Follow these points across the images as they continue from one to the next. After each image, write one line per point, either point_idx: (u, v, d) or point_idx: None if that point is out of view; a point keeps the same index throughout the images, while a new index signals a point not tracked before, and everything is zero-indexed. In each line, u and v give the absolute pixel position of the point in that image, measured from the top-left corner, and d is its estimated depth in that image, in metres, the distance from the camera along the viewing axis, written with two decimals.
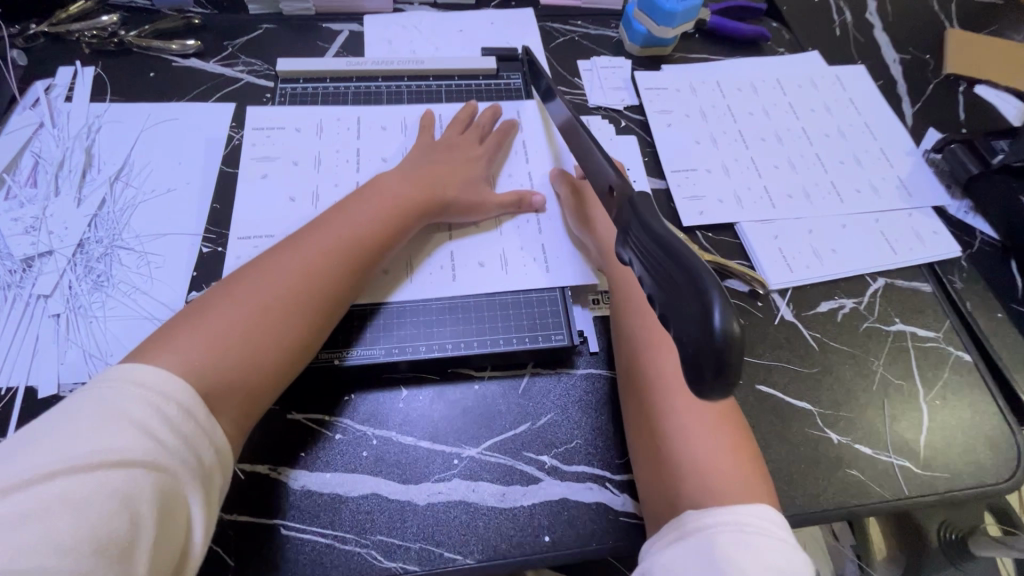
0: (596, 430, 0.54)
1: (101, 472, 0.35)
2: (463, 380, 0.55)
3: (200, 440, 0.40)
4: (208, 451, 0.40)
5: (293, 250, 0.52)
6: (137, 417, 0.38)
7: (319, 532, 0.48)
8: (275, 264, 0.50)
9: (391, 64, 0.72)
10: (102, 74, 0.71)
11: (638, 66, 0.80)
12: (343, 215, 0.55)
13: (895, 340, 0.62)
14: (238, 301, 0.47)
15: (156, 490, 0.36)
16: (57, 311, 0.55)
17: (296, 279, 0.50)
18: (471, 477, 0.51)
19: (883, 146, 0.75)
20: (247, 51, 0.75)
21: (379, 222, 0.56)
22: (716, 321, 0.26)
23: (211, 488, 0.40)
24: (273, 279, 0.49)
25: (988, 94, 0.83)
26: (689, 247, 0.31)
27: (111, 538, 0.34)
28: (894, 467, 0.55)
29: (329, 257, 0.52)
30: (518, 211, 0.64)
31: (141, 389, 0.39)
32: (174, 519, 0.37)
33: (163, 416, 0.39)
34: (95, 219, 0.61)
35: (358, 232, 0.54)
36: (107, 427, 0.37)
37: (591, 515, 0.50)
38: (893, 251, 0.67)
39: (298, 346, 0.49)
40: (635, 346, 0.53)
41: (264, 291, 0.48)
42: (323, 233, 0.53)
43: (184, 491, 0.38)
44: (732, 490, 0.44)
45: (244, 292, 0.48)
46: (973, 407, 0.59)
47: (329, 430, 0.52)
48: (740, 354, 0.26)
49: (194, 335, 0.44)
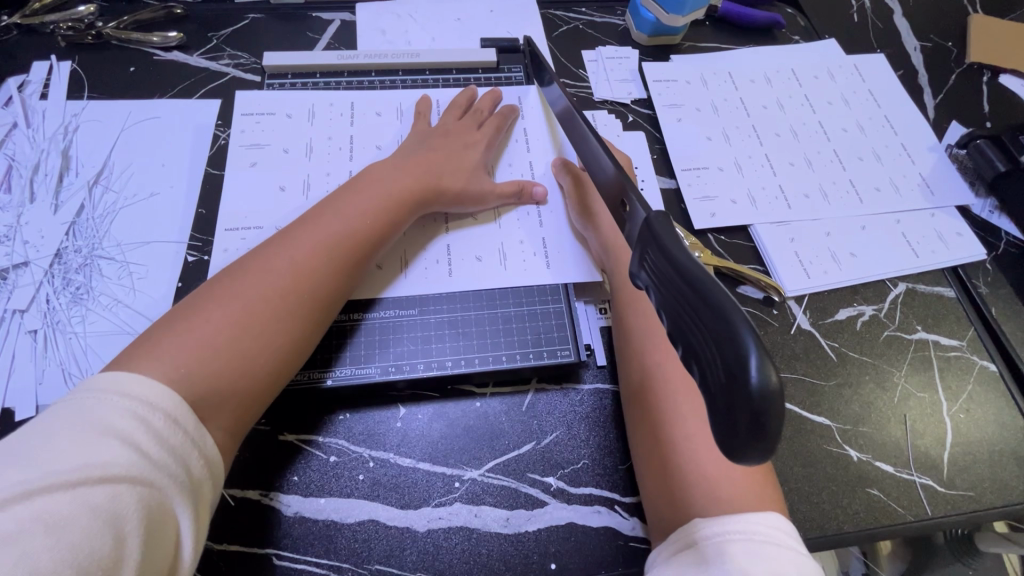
0: (603, 450, 0.51)
1: (80, 487, 0.32)
2: (463, 397, 0.53)
3: (189, 452, 0.37)
4: (198, 462, 0.38)
5: (282, 246, 0.48)
6: (120, 429, 0.35)
7: (314, 562, 0.46)
8: (265, 261, 0.47)
9: (385, 57, 0.68)
10: (78, 69, 0.67)
11: (646, 56, 0.76)
12: (334, 208, 0.52)
13: (917, 349, 0.59)
14: (225, 303, 0.44)
15: (142, 506, 0.33)
16: (34, 327, 0.53)
17: (288, 278, 0.47)
18: (474, 501, 0.48)
19: (904, 142, 0.72)
20: (232, 43, 0.71)
21: (373, 214, 0.52)
22: (753, 376, 0.25)
23: (201, 502, 0.38)
24: (263, 278, 0.46)
25: (1013, 85, 0.79)
26: (714, 276, 0.29)
27: (93, 559, 0.31)
28: (917, 486, 0.53)
29: (322, 252, 0.49)
30: (519, 201, 0.61)
31: (124, 400, 0.36)
32: (160, 537, 0.34)
33: (148, 427, 0.36)
34: (73, 227, 0.58)
35: (351, 228, 0.51)
36: (87, 439, 0.34)
37: (600, 541, 0.48)
38: (915, 255, 0.64)
39: (293, 348, 0.46)
40: (639, 346, 0.51)
41: (255, 292, 0.45)
42: (314, 226, 0.50)
43: (172, 506, 0.35)
44: (739, 496, 0.41)
45: (232, 292, 0.45)
46: (997, 421, 0.57)
47: (322, 453, 0.49)
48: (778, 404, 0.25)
49: (180, 341, 0.41)
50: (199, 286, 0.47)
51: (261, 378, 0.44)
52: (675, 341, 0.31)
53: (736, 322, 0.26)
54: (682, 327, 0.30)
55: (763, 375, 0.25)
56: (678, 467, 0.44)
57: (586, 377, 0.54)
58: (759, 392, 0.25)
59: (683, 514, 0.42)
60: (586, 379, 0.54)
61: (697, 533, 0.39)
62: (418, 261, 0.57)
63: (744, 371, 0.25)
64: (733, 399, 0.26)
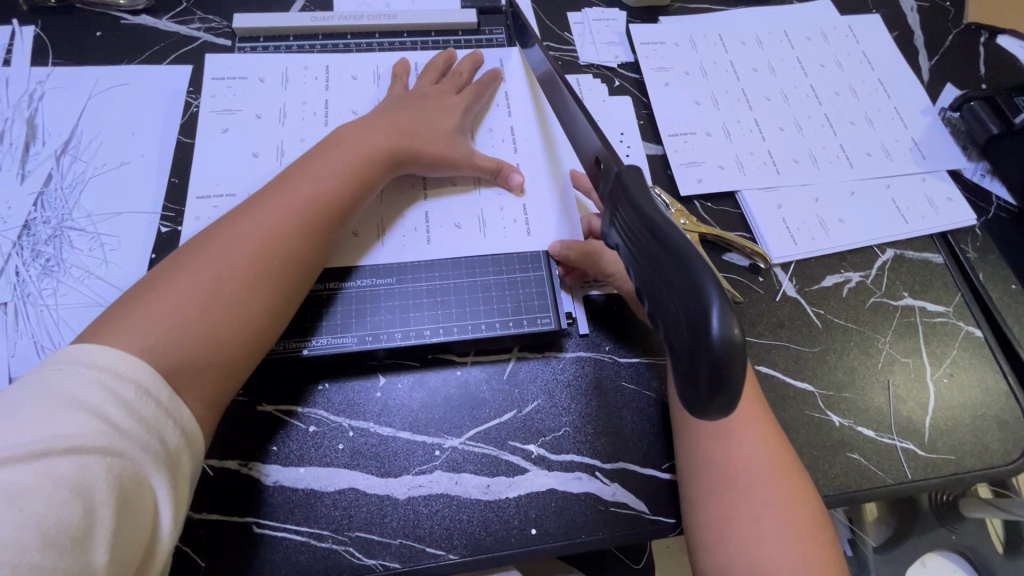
0: (585, 417, 0.51)
1: (47, 459, 0.32)
2: (443, 366, 0.52)
3: (164, 423, 0.36)
4: (175, 433, 0.37)
5: (250, 213, 0.47)
6: (87, 401, 0.34)
7: (294, 530, 0.46)
8: (234, 228, 0.46)
9: (360, 19, 0.66)
10: (41, 34, 0.64)
11: (633, 18, 0.73)
12: (304, 173, 0.50)
13: (903, 315, 0.59)
14: (194, 272, 0.43)
15: (112, 478, 0.33)
16: (4, 300, 0.51)
17: (260, 244, 0.45)
18: (454, 469, 0.48)
19: (897, 105, 0.70)
20: (203, 6, 0.68)
21: (345, 179, 0.51)
22: (715, 331, 0.25)
23: (180, 473, 0.37)
24: (232, 245, 0.45)
25: (1011, 46, 0.77)
26: (683, 232, 0.28)
27: (60, 530, 0.31)
28: (897, 450, 0.53)
29: (294, 217, 0.47)
30: (495, 181, 0.58)
31: (92, 370, 0.35)
32: (135, 508, 0.34)
33: (118, 398, 0.35)
34: (41, 197, 0.56)
35: (320, 193, 0.49)
36: (54, 411, 0.33)
37: (580, 506, 0.48)
38: (904, 221, 0.63)
39: (268, 315, 0.45)
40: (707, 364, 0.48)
41: (226, 259, 0.44)
42: (283, 192, 0.48)
43: (145, 477, 0.35)
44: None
45: (200, 261, 0.44)
46: (981, 385, 0.56)
47: (301, 423, 0.49)
48: (742, 359, 0.25)
49: (148, 311, 0.40)
50: (167, 256, 0.46)
51: (235, 346, 0.43)
52: (645, 301, 0.31)
53: (701, 276, 0.26)
54: (649, 284, 0.29)
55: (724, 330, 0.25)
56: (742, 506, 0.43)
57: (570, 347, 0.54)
58: (721, 346, 0.25)
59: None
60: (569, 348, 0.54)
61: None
62: (392, 229, 0.55)
63: (705, 326, 0.25)
64: (695, 354, 0.25)
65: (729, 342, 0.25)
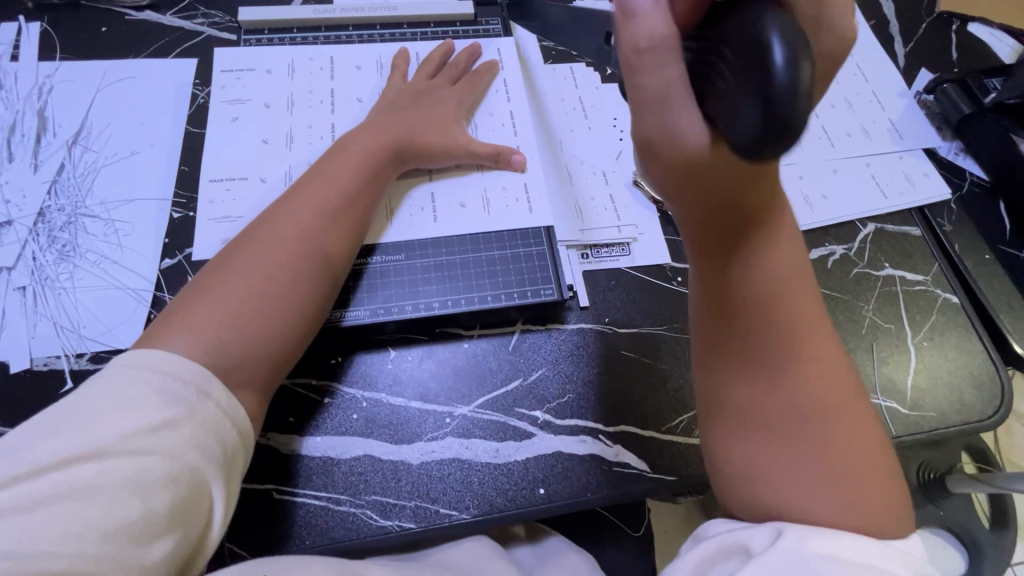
0: (587, 383, 0.54)
1: (115, 458, 0.34)
2: (451, 339, 0.54)
3: (222, 423, 0.40)
4: (230, 433, 0.40)
5: (282, 215, 0.50)
6: (154, 403, 0.37)
7: (313, 495, 0.48)
8: (272, 229, 0.49)
9: (362, 12, 0.68)
10: (48, 29, 0.66)
11: None
12: (324, 171, 0.53)
13: (885, 284, 0.62)
14: (241, 274, 0.46)
15: (173, 476, 0.36)
16: (23, 283, 0.53)
17: (296, 244, 0.48)
18: (464, 434, 0.51)
19: (875, 89, 0.73)
20: (207, 2, 0.69)
21: (362, 176, 0.53)
22: (780, 63, 0.28)
23: (233, 473, 0.40)
24: (272, 246, 0.48)
25: (980, 33, 0.81)
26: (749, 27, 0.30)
27: (121, 523, 0.33)
28: (882, 409, 0.56)
29: (323, 217, 0.50)
30: (497, 165, 0.61)
31: (159, 375, 0.38)
32: (194, 505, 0.37)
33: (181, 402, 0.38)
34: (54, 185, 0.58)
35: (344, 189, 0.52)
36: (122, 413, 0.36)
37: (586, 467, 0.50)
38: (884, 196, 0.66)
39: (314, 302, 0.48)
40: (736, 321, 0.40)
41: (268, 260, 0.47)
42: (310, 190, 0.51)
43: (204, 475, 0.37)
44: (815, 376, 0.40)
45: (244, 263, 0.46)
46: (958, 349, 0.60)
47: (316, 394, 0.51)
48: (802, 103, 0.28)
49: (207, 310, 0.43)
50: (212, 259, 0.48)
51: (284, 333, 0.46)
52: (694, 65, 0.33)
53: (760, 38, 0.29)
54: (718, 58, 0.32)
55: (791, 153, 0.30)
56: (788, 503, 0.38)
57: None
58: (788, 76, 0.28)
59: (762, 371, 0.40)
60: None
61: (756, 373, 0.40)
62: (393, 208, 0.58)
63: (769, 58, 0.28)
64: (769, 104, 0.28)
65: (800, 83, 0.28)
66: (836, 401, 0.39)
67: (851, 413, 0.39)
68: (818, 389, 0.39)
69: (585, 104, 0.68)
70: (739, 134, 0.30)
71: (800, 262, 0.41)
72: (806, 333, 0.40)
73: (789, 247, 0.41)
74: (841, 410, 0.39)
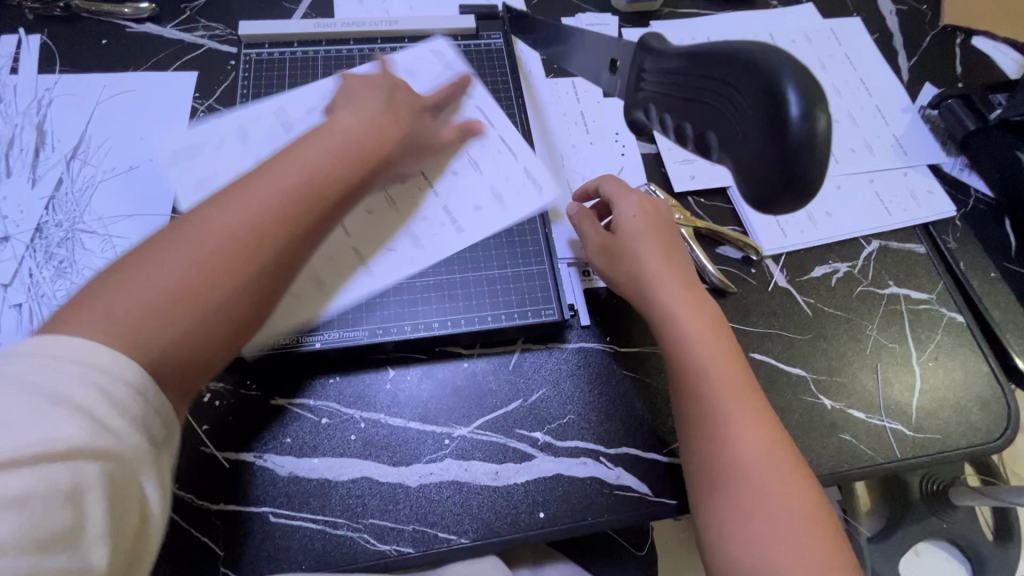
0: (588, 404, 0.53)
1: (27, 465, 0.28)
2: (450, 359, 0.54)
3: (152, 415, 0.33)
4: (159, 424, 0.33)
5: (240, 188, 0.39)
6: (68, 399, 0.30)
7: (310, 519, 0.47)
8: (224, 204, 0.38)
9: (363, 26, 0.67)
10: (48, 42, 0.65)
11: (625, 23, 0.75)
12: (311, 145, 0.44)
13: (889, 303, 0.62)
14: (180, 250, 0.36)
15: (105, 481, 0.30)
16: (18, 301, 0.53)
17: (260, 226, 0.38)
18: (463, 456, 0.50)
19: (879, 104, 0.73)
20: (207, 14, 0.69)
21: (354, 160, 0.44)
22: (795, 118, 0.28)
23: (165, 462, 0.34)
24: (226, 221, 0.38)
25: (985, 46, 0.80)
26: (761, 59, 0.30)
27: (50, 534, 0.28)
28: (887, 431, 0.55)
29: (299, 198, 0.40)
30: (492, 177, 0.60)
31: (74, 366, 0.30)
32: (126, 503, 0.31)
33: (103, 397, 0.30)
34: (52, 201, 0.57)
35: (330, 168, 0.43)
36: (26, 410, 0.29)
37: (586, 490, 0.50)
38: (887, 213, 0.66)
39: (261, 311, 0.38)
40: (698, 405, 0.46)
41: (218, 240, 0.37)
42: (290, 164, 0.42)
43: (135, 472, 0.32)
44: (751, 436, 0.44)
45: (188, 238, 0.37)
46: (964, 369, 0.59)
47: (314, 415, 0.50)
48: (808, 153, 0.29)
49: (127, 300, 0.34)
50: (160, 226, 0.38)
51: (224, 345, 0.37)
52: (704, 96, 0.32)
53: (779, 81, 0.29)
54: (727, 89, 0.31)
55: (802, 201, 0.31)
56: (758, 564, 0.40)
57: (656, 43, 0.38)
58: (802, 130, 0.28)
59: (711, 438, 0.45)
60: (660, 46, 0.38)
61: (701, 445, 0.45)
62: None
63: (785, 109, 0.28)
64: (782, 155, 0.29)
65: (810, 135, 0.29)
66: (771, 458, 0.43)
67: (785, 472, 0.43)
68: (769, 444, 0.44)
69: (587, 118, 0.67)
70: (753, 180, 0.31)
71: (723, 338, 0.48)
72: (734, 399, 0.45)
73: (707, 326, 0.48)
74: (780, 467, 0.43)
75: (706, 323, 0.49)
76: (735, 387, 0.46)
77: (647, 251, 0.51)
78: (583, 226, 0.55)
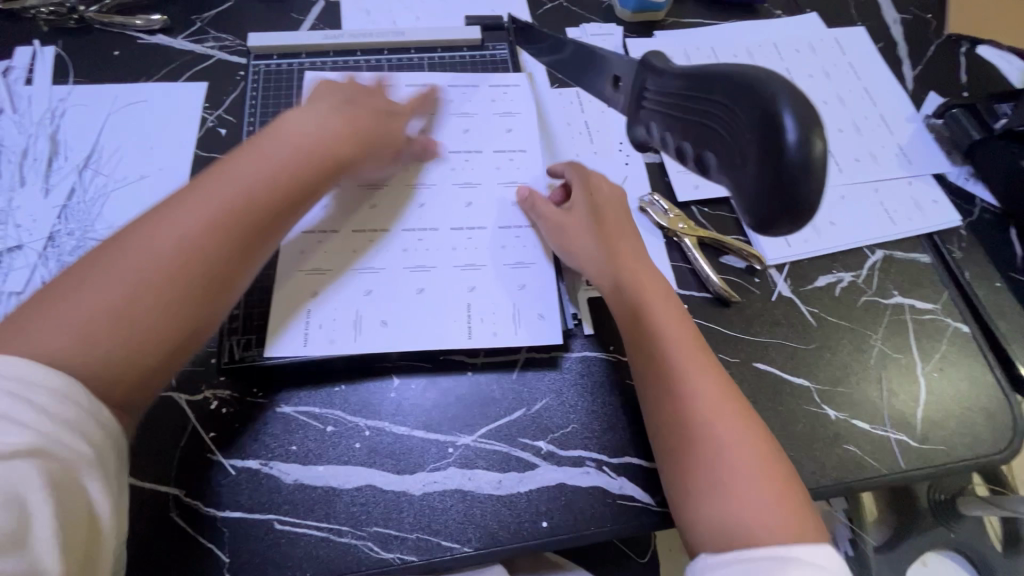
0: (590, 413, 0.53)
1: None
2: (454, 368, 0.54)
3: (85, 420, 0.36)
4: (96, 430, 0.37)
5: (174, 216, 0.45)
6: (0, 411, 0.33)
7: (315, 526, 0.47)
8: (140, 240, 0.43)
9: (370, 37, 0.68)
10: (62, 53, 0.67)
11: (630, 33, 0.76)
12: (232, 168, 0.48)
13: (893, 313, 0.61)
14: (102, 280, 0.41)
15: (46, 479, 0.33)
16: None
17: (177, 250, 0.43)
18: (467, 465, 0.50)
19: (883, 113, 0.73)
20: (218, 26, 0.70)
21: (272, 180, 0.48)
22: (791, 143, 0.27)
23: (110, 467, 0.37)
24: (145, 250, 0.42)
25: (990, 56, 0.80)
26: (758, 82, 0.29)
27: None
28: (891, 441, 0.55)
29: (215, 222, 0.45)
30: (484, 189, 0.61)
31: (2, 381, 0.34)
32: (72, 504, 0.34)
33: (31, 406, 0.34)
34: (64, 210, 0.58)
35: (248, 190, 0.47)
36: None
37: (589, 500, 0.50)
38: (892, 223, 0.66)
39: (183, 324, 0.42)
40: (658, 364, 0.49)
41: (135, 268, 0.41)
42: (207, 191, 0.46)
43: (77, 472, 0.35)
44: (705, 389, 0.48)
45: (110, 268, 0.41)
46: (969, 379, 0.59)
47: (319, 423, 0.51)
48: (808, 177, 0.27)
49: (51, 330, 0.38)
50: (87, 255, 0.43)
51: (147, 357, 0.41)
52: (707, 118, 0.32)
53: (773, 102, 0.28)
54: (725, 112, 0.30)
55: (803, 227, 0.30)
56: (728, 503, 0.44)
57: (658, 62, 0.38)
58: (799, 155, 0.27)
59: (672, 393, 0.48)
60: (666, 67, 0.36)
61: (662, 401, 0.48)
62: (396, 234, 0.58)
63: (781, 134, 0.27)
64: (778, 179, 0.28)
65: (807, 159, 0.27)
66: (725, 408, 0.47)
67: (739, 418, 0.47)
68: (722, 396, 0.48)
69: (591, 128, 0.68)
70: (749, 204, 0.30)
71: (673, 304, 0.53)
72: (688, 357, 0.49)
73: (659, 293, 0.53)
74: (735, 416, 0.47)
75: (660, 292, 0.54)
76: (689, 348, 0.50)
77: (608, 230, 0.56)
78: (538, 203, 0.59)
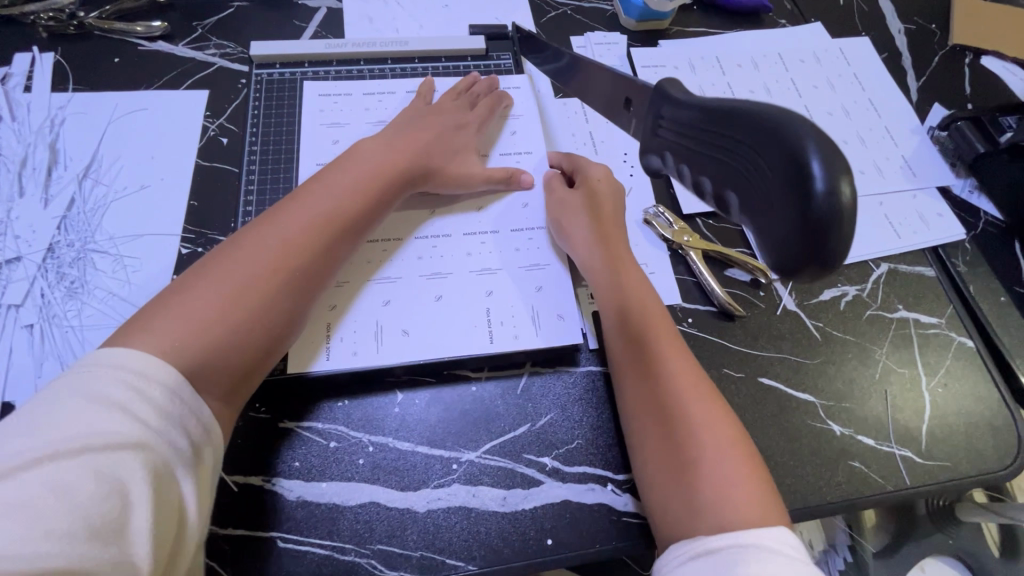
0: (595, 428, 0.53)
1: (86, 455, 0.34)
2: (458, 382, 0.54)
3: (188, 418, 0.38)
4: (196, 429, 0.38)
5: (276, 220, 0.49)
6: (117, 400, 0.36)
7: (317, 544, 0.47)
8: (246, 244, 0.47)
9: (373, 46, 0.68)
10: (61, 60, 0.66)
11: (634, 41, 0.75)
12: (322, 182, 0.53)
13: (898, 327, 0.61)
14: (219, 279, 0.44)
15: (149, 473, 0.35)
16: (30, 321, 0.53)
17: (279, 253, 0.47)
18: (471, 481, 0.50)
19: (888, 124, 0.73)
20: (219, 33, 0.70)
21: (361, 194, 0.53)
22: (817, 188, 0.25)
23: (202, 470, 0.38)
24: (253, 254, 0.46)
25: (994, 67, 0.80)
26: (781, 121, 0.27)
27: (102, 519, 0.32)
28: (895, 457, 0.55)
29: (314, 229, 0.49)
30: (508, 187, 0.62)
31: (121, 371, 0.37)
32: (166, 502, 0.35)
33: (145, 398, 0.36)
34: (63, 220, 0.58)
35: (340, 203, 0.51)
36: (89, 410, 0.35)
37: (594, 517, 0.50)
38: (897, 236, 0.66)
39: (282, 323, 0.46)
40: (642, 354, 0.51)
41: (244, 269, 0.45)
42: (303, 203, 0.50)
43: (172, 470, 0.36)
44: (683, 383, 0.49)
45: (224, 270, 0.45)
46: (973, 394, 0.59)
47: (322, 438, 0.50)
48: (839, 224, 0.25)
49: (168, 322, 0.41)
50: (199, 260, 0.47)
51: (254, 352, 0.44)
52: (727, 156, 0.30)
53: (794, 141, 0.26)
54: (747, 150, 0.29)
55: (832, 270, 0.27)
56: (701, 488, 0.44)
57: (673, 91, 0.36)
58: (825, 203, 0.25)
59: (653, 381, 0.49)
60: (686, 97, 0.34)
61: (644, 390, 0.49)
62: (410, 242, 0.58)
63: (806, 176, 0.25)
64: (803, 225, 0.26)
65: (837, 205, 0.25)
66: (701, 402, 0.48)
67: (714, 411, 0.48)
68: (699, 390, 0.49)
69: (595, 139, 0.67)
70: (775, 247, 0.28)
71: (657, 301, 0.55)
72: (667, 352, 0.51)
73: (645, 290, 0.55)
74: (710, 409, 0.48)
75: (644, 289, 0.55)
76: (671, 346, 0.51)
77: (603, 221, 0.58)
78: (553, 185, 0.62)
